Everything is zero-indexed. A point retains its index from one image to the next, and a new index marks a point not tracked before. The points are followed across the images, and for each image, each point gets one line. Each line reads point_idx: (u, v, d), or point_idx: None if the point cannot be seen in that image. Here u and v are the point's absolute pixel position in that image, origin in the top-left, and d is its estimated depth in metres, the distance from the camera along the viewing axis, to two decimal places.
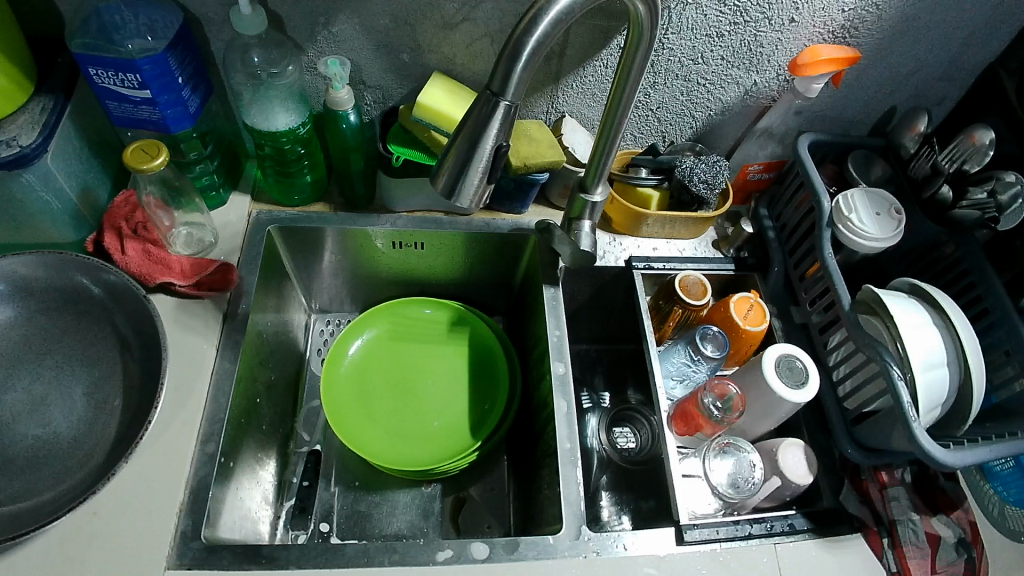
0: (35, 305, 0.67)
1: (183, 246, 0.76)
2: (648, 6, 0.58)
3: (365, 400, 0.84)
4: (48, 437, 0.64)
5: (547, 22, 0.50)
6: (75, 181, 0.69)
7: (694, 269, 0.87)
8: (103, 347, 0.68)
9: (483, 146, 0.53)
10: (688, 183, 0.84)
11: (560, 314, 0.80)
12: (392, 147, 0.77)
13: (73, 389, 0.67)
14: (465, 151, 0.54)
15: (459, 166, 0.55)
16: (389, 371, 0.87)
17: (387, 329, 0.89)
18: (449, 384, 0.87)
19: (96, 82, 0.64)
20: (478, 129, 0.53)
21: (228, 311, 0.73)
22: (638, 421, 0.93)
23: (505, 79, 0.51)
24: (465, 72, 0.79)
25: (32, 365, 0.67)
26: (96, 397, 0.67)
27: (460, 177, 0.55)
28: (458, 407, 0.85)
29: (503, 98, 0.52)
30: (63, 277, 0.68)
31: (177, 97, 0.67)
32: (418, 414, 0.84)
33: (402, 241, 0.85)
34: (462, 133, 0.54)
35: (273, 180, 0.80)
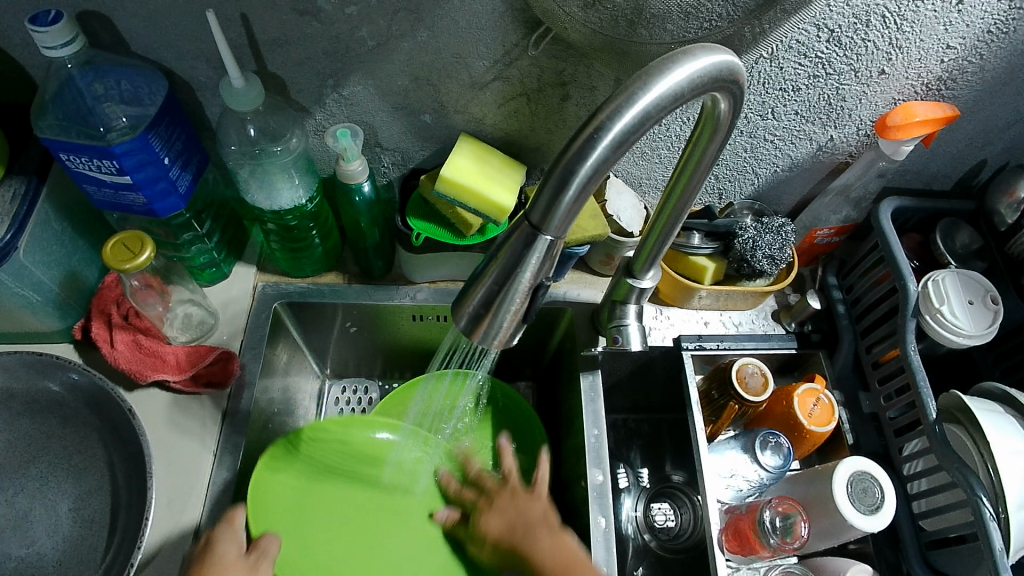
0: (18, 409, 0.63)
1: (179, 331, 0.67)
2: (729, 103, 0.46)
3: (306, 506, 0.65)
4: (33, 561, 0.60)
5: (607, 144, 0.39)
6: (57, 270, 0.61)
7: (752, 347, 0.78)
8: (89, 455, 0.63)
9: (516, 285, 0.43)
10: (750, 257, 0.75)
11: (599, 408, 0.72)
12: (411, 222, 0.68)
13: (59, 504, 0.62)
14: (491, 288, 0.43)
15: (485, 305, 0.44)
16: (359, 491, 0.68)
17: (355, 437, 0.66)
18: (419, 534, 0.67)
19: (70, 167, 0.56)
20: (511, 268, 0.42)
21: (229, 408, 0.64)
22: (680, 498, 0.80)
23: (545, 212, 0.41)
24: (496, 132, 0.70)
25: (17, 476, 0.62)
26: (83, 514, 0.61)
27: (486, 318, 0.44)
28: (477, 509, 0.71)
29: (545, 233, 0.42)
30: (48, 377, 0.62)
31: (164, 178, 0.58)
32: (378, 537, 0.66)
33: (423, 314, 0.75)
34: (494, 265, 0.43)
35: (280, 252, 0.71)
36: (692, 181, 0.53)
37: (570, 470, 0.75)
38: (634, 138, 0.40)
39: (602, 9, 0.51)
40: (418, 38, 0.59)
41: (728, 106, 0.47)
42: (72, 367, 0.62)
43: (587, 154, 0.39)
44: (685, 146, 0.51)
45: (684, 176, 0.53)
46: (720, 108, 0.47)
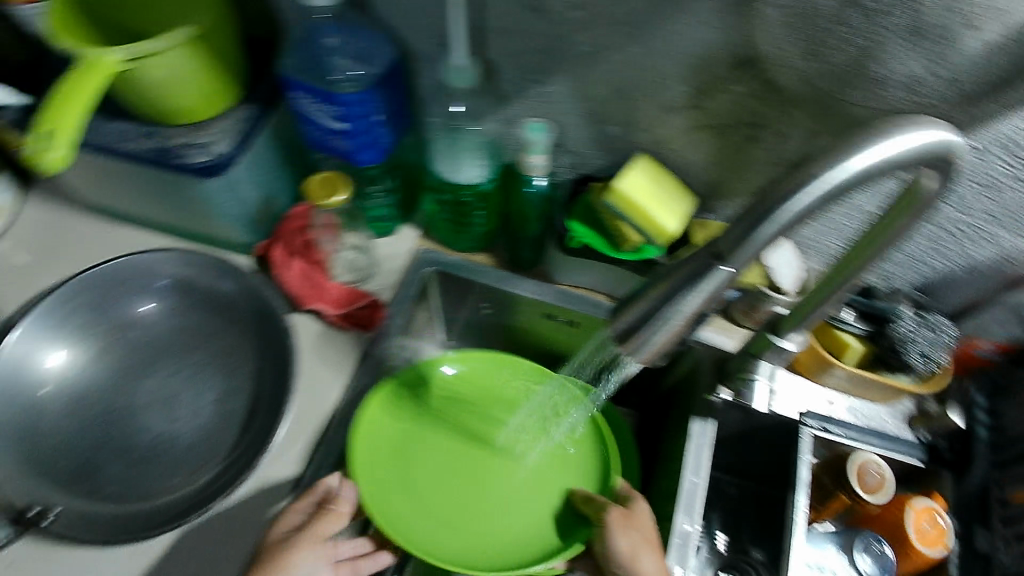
0: (197, 303, 0.72)
1: (342, 272, 0.73)
2: (937, 183, 0.45)
3: (420, 456, 0.69)
4: (170, 438, 0.66)
5: (814, 195, 0.39)
6: (260, 191, 0.68)
7: (876, 446, 0.75)
8: (240, 357, 0.70)
9: (680, 306, 0.44)
10: (901, 348, 0.73)
11: (703, 457, 0.71)
12: (572, 224, 0.70)
13: (204, 394, 0.69)
14: (654, 304, 0.44)
15: (642, 318, 0.45)
16: (459, 433, 0.71)
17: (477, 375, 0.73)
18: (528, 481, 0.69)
19: (298, 105, 0.62)
20: (679, 289, 0.43)
21: (366, 351, 0.70)
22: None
23: (731, 245, 0.41)
24: (674, 157, 0.71)
25: (177, 358, 0.70)
26: (222, 407, 0.68)
27: (643, 329, 0.45)
28: (566, 466, 0.70)
29: (724, 265, 0.43)
30: (218, 280, 0.71)
31: (372, 134, 0.63)
32: (489, 482, 0.69)
33: (554, 314, 0.78)
34: (659, 286, 0.44)
35: (445, 221, 0.76)
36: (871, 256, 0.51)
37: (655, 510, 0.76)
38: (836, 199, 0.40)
39: (826, 61, 0.52)
40: (630, 52, 0.61)
41: (936, 184, 0.45)
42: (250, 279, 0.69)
43: (791, 201, 0.40)
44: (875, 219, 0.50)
45: (863, 248, 0.51)
46: (926, 186, 0.45)
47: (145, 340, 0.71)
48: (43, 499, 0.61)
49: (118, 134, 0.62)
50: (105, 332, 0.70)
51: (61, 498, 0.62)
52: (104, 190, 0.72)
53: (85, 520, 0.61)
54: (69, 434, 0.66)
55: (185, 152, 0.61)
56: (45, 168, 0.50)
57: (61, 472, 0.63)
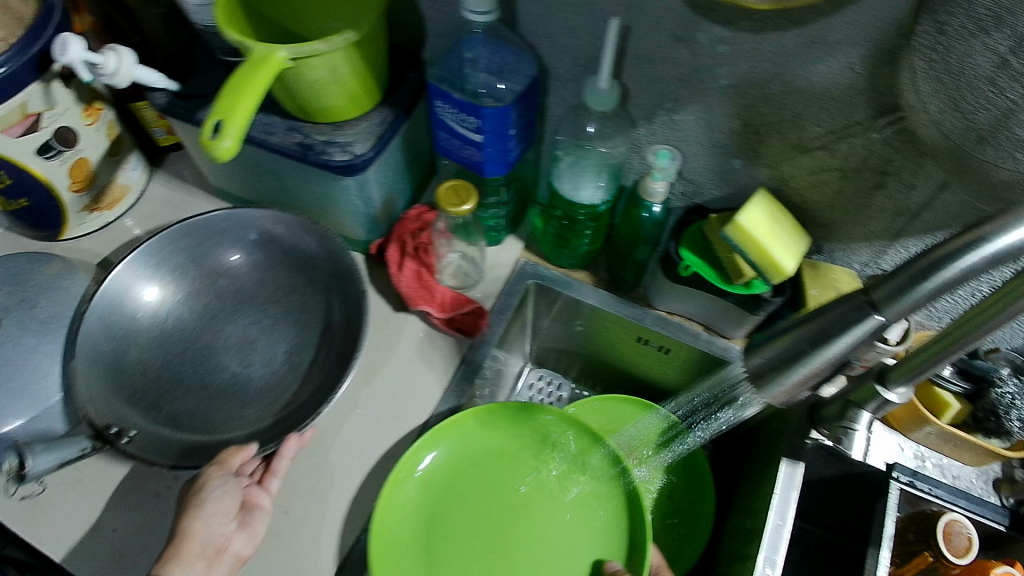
0: (281, 260, 0.73)
1: (449, 275, 0.75)
2: None
3: (461, 515, 0.68)
4: (244, 377, 0.68)
5: (987, 254, 0.40)
6: (384, 191, 0.70)
7: (964, 507, 0.73)
8: (313, 316, 0.71)
9: (827, 350, 0.44)
10: (1003, 414, 0.71)
11: (790, 498, 0.71)
12: (682, 251, 0.71)
13: (277, 344, 0.70)
14: (799, 344, 0.45)
15: (782, 357, 0.46)
16: (498, 491, 0.69)
17: (480, 440, 0.70)
18: (553, 546, 0.68)
19: (437, 113, 0.63)
20: (829, 332, 0.44)
21: (466, 356, 0.71)
22: None
23: (893, 294, 0.42)
24: (793, 196, 0.71)
25: (260, 307, 0.72)
26: (293, 359, 0.69)
27: (779, 369, 0.46)
28: (598, 529, 0.69)
29: (881, 313, 0.43)
30: (303, 237, 0.71)
31: (504, 147, 0.64)
32: (524, 546, 0.67)
33: (647, 339, 0.80)
34: (808, 324, 0.45)
35: (551, 237, 0.77)
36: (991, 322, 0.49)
37: (731, 547, 0.76)
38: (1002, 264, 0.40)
39: (971, 119, 0.48)
40: (769, 90, 0.61)
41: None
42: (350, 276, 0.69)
43: (960, 257, 0.40)
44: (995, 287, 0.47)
45: (982, 315, 0.49)
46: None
47: (233, 290, 0.72)
48: (123, 420, 0.62)
49: (262, 126, 0.65)
50: (196, 277, 0.71)
51: (137, 421, 0.63)
52: (233, 175, 0.75)
53: (160, 443, 0.62)
54: (152, 363, 0.67)
55: (327, 149, 0.63)
56: (218, 155, 0.52)
57: (140, 394, 0.64)
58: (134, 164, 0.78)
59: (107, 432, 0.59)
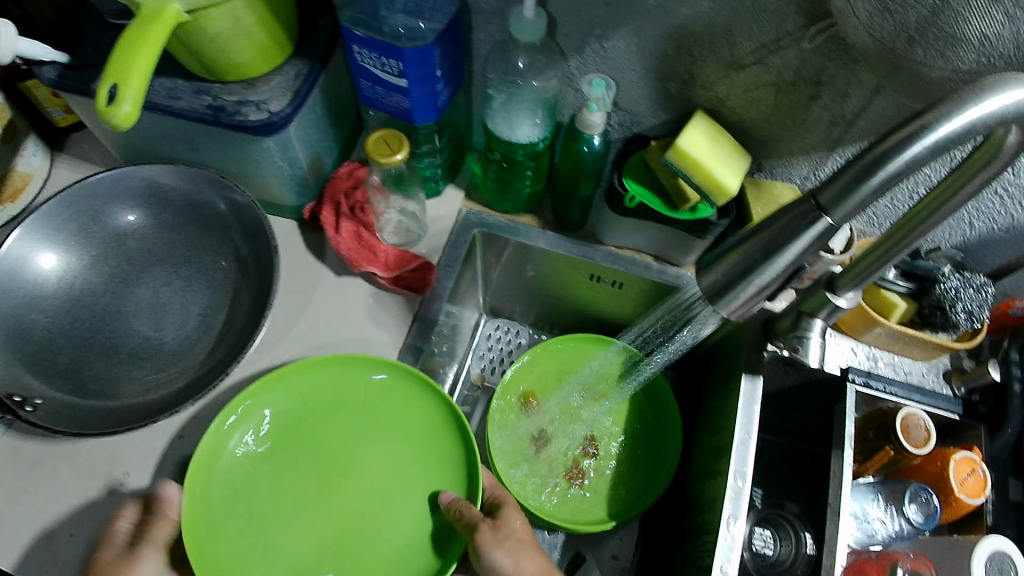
0: (185, 219, 0.68)
1: (391, 233, 0.71)
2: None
3: (270, 487, 0.62)
4: (155, 341, 0.65)
5: (927, 145, 0.40)
6: (310, 151, 0.66)
7: (917, 402, 0.76)
8: (234, 276, 0.67)
9: (779, 259, 0.45)
10: (948, 307, 0.73)
11: (753, 414, 0.73)
12: (627, 182, 0.70)
13: (192, 306, 0.67)
14: (751, 256, 0.46)
15: (734, 276, 0.47)
16: (313, 451, 0.64)
17: (313, 391, 0.65)
18: (387, 488, 0.63)
19: (355, 59, 0.59)
20: (779, 239, 0.45)
21: (418, 313, 0.69)
22: (785, 529, 0.80)
23: (840, 193, 0.43)
24: (731, 117, 0.70)
25: (169, 267, 0.68)
26: (207, 320, 0.67)
27: (734, 283, 0.47)
28: (428, 469, 0.64)
29: (830, 215, 0.44)
30: (199, 192, 0.67)
31: (431, 90, 0.61)
32: (350, 496, 0.63)
33: (599, 276, 0.79)
34: (762, 233, 0.46)
35: (492, 183, 0.75)
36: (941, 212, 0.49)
37: (702, 466, 0.78)
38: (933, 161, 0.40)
39: (895, 20, 0.47)
40: (698, 7, 0.59)
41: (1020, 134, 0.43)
42: (268, 241, 0.64)
43: (903, 149, 0.40)
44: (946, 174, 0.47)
45: (934, 205, 0.49)
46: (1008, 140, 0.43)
47: (139, 252, 0.68)
48: (25, 388, 0.58)
49: (166, 92, 0.60)
50: (99, 243, 0.66)
51: (41, 388, 0.59)
52: (144, 153, 0.70)
53: (71, 413, 0.59)
54: (58, 331, 0.62)
55: (240, 108, 0.59)
56: (115, 122, 0.48)
57: (43, 360, 0.60)
58: (33, 150, 0.72)
59: (8, 401, 0.56)
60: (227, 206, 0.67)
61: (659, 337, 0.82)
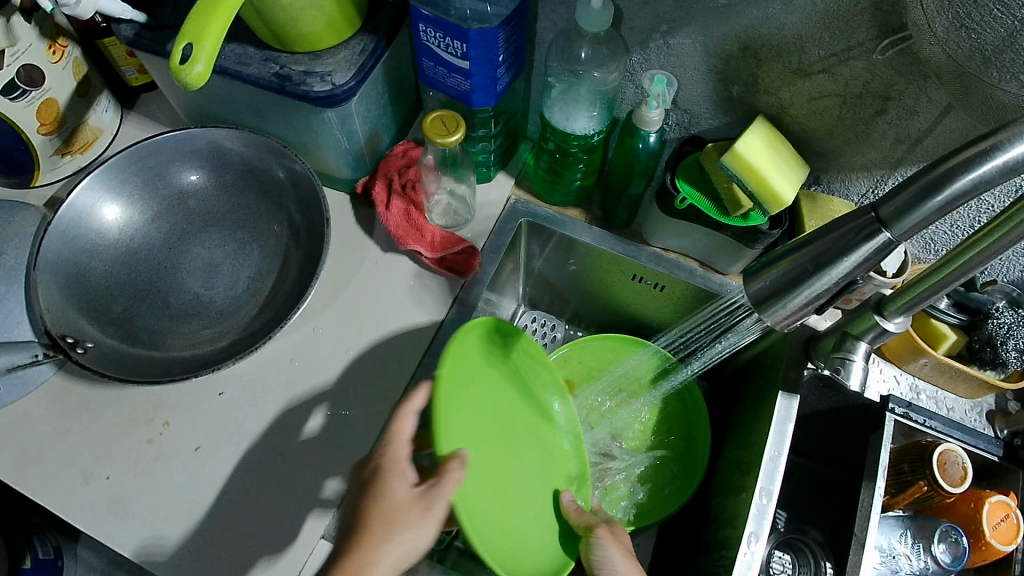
0: (243, 183, 0.69)
1: (438, 215, 0.73)
2: None
3: (474, 417, 0.60)
4: (205, 299, 0.67)
5: (999, 164, 0.39)
6: (368, 126, 0.67)
7: (958, 439, 0.74)
8: (283, 243, 0.68)
9: (832, 270, 0.44)
10: (999, 343, 0.71)
11: (786, 431, 0.71)
12: (679, 183, 0.69)
13: (242, 269, 0.69)
14: (802, 264, 0.44)
15: (781, 284, 0.45)
16: (506, 416, 0.65)
17: (519, 371, 0.69)
18: (535, 472, 0.67)
19: (420, 38, 0.60)
20: (834, 251, 0.43)
21: (459, 296, 0.70)
22: (804, 554, 0.80)
23: (902, 208, 0.41)
24: (793, 126, 0.68)
25: (224, 231, 0.69)
26: (256, 285, 0.68)
27: (783, 292, 0.45)
28: (564, 466, 0.70)
29: (888, 230, 0.42)
30: (259, 157, 0.68)
31: (492, 74, 0.61)
32: (501, 458, 0.63)
33: (642, 277, 0.78)
34: (815, 243, 0.44)
35: (543, 173, 0.75)
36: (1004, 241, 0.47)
37: (729, 479, 0.77)
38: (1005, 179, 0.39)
39: (975, 38, 0.45)
40: (770, 9, 0.58)
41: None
42: (320, 211, 0.66)
43: (972, 167, 0.39)
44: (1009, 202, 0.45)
45: (993, 235, 0.46)
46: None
47: (196, 211, 0.69)
48: (80, 331, 0.61)
49: (236, 57, 0.61)
50: (161, 200, 0.68)
51: (94, 333, 0.61)
52: (210, 117, 0.72)
53: (119, 360, 0.61)
54: (115, 280, 0.65)
55: (305, 79, 0.60)
56: (187, 81, 0.50)
57: (98, 307, 0.63)
58: (105, 106, 0.75)
59: (63, 341, 0.58)
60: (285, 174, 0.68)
61: (695, 343, 0.81)
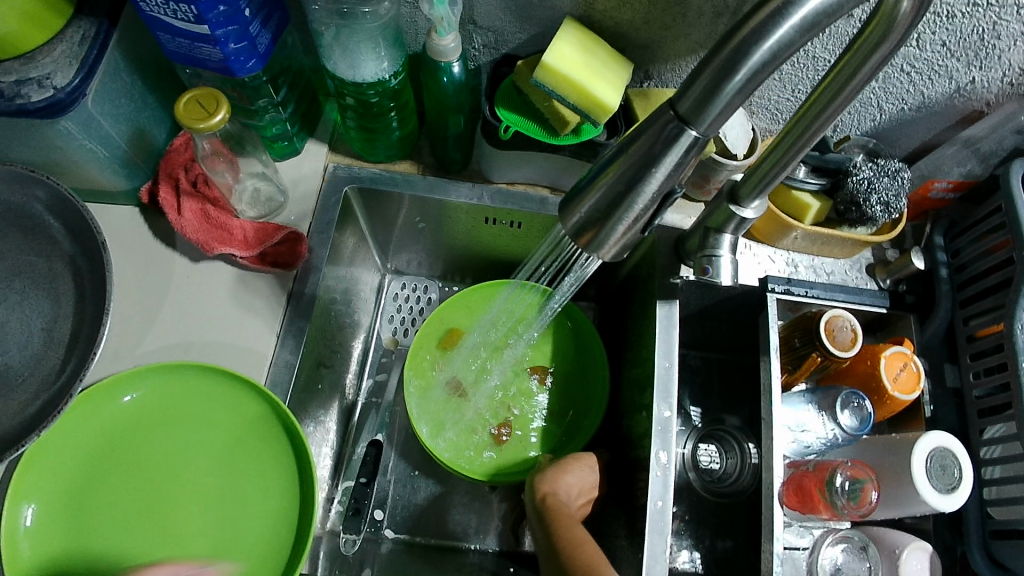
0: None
1: (248, 206, 0.64)
2: (914, 1, 0.37)
3: (98, 538, 0.52)
4: None
5: (795, 23, 0.32)
6: (126, 125, 0.57)
7: (842, 300, 0.73)
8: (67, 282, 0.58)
9: (646, 186, 0.37)
10: (862, 202, 0.69)
11: (671, 339, 0.68)
12: (499, 112, 0.62)
13: (33, 319, 0.57)
14: (614, 187, 0.37)
15: (600, 209, 0.38)
16: (126, 474, 0.55)
17: (93, 418, 0.55)
18: (217, 477, 0.56)
19: (143, 9, 0.50)
20: (646, 161, 0.36)
21: (293, 290, 0.62)
22: (729, 443, 0.77)
23: (700, 102, 0.34)
24: (606, 20, 0.62)
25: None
26: (53, 335, 0.56)
27: (607, 220, 0.38)
28: (263, 459, 0.56)
29: (693, 127, 0.35)
30: (16, 191, 0.58)
31: (245, 33, 0.53)
32: (182, 514, 0.54)
33: (495, 218, 0.72)
34: (622, 156, 0.37)
35: (355, 132, 0.66)
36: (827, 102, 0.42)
37: (630, 401, 0.73)
38: (801, 41, 0.33)
39: None
40: None
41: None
42: (96, 231, 0.55)
43: (768, 34, 0.32)
44: (838, 58, 0.42)
45: (829, 92, 0.43)
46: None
47: None
48: None
49: None
50: None
51: None
52: None
53: None
54: None
55: (21, 89, 0.49)
56: None
57: None
58: None
59: None
60: (45, 200, 0.58)
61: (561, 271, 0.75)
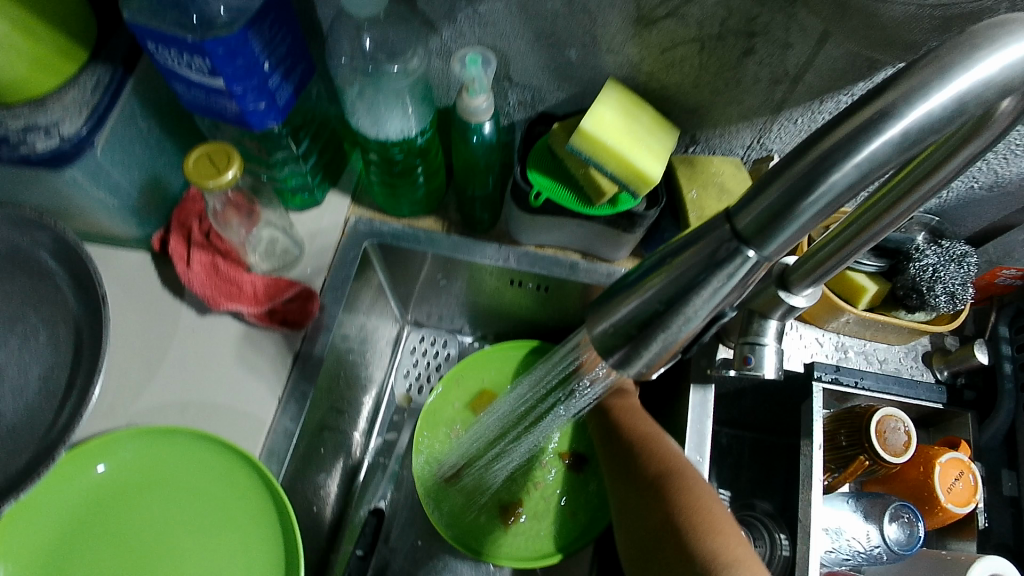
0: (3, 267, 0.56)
1: (262, 258, 0.60)
2: (1018, 100, 0.30)
3: None
4: None
5: (892, 139, 0.26)
6: (138, 173, 0.55)
7: (896, 394, 0.66)
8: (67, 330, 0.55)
9: (689, 307, 0.31)
10: (925, 290, 0.62)
11: (704, 429, 0.63)
12: (531, 175, 0.58)
13: (30, 367, 0.54)
14: (648, 304, 0.31)
15: (639, 320, 0.32)
16: (106, 544, 0.51)
17: (78, 482, 0.52)
18: (200, 553, 0.52)
19: (157, 59, 0.47)
20: (692, 282, 0.30)
21: (301, 351, 0.58)
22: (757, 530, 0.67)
23: (767, 223, 0.28)
24: (651, 83, 0.57)
25: None
26: (49, 386, 0.53)
27: (642, 338, 0.32)
28: (250, 537, 0.53)
29: (752, 249, 0.29)
30: (24, 234, 0.56)
31: (262, 88, 0.50)
32: None
33: (520, 281, 0.67)
34: (664, 270, 0.31)
35: (378, 187, 0.63)
36: (898, 205, 0.36)
37: None
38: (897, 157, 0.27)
39: None
40: None
41: (1019, 99, 0.30)
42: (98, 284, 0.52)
43: (855, 149, 0.26)
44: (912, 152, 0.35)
45: (905, 184, 0.36)
46: (1001, 107, 0.30)
47: None
48: None
49: None
50: None
51: None
52: None
53: None
54: None
55: (26, 137, 0.48)
56: None
57: None
58: None
59: None
60: (52, 247, 0.56)
61: None
